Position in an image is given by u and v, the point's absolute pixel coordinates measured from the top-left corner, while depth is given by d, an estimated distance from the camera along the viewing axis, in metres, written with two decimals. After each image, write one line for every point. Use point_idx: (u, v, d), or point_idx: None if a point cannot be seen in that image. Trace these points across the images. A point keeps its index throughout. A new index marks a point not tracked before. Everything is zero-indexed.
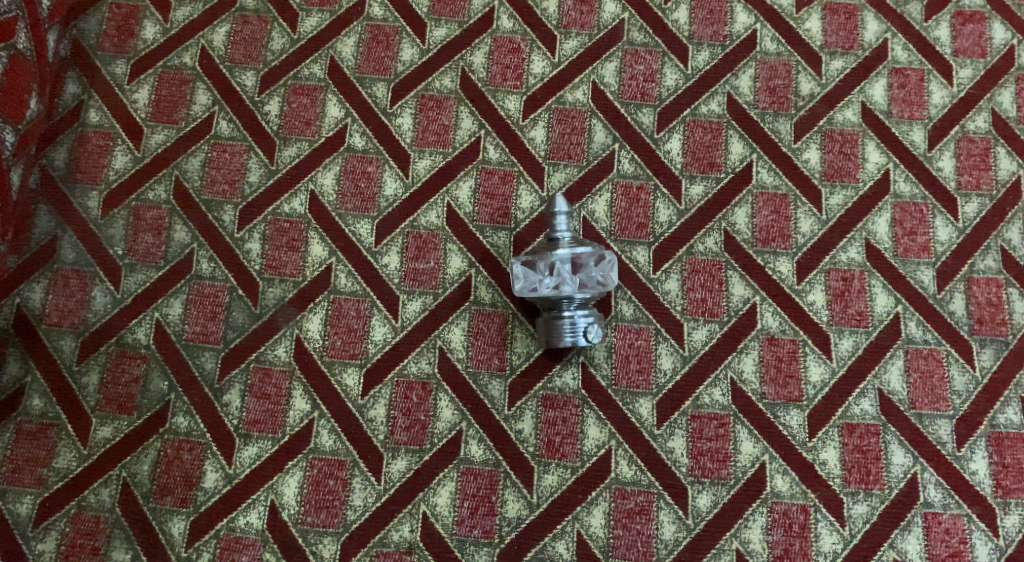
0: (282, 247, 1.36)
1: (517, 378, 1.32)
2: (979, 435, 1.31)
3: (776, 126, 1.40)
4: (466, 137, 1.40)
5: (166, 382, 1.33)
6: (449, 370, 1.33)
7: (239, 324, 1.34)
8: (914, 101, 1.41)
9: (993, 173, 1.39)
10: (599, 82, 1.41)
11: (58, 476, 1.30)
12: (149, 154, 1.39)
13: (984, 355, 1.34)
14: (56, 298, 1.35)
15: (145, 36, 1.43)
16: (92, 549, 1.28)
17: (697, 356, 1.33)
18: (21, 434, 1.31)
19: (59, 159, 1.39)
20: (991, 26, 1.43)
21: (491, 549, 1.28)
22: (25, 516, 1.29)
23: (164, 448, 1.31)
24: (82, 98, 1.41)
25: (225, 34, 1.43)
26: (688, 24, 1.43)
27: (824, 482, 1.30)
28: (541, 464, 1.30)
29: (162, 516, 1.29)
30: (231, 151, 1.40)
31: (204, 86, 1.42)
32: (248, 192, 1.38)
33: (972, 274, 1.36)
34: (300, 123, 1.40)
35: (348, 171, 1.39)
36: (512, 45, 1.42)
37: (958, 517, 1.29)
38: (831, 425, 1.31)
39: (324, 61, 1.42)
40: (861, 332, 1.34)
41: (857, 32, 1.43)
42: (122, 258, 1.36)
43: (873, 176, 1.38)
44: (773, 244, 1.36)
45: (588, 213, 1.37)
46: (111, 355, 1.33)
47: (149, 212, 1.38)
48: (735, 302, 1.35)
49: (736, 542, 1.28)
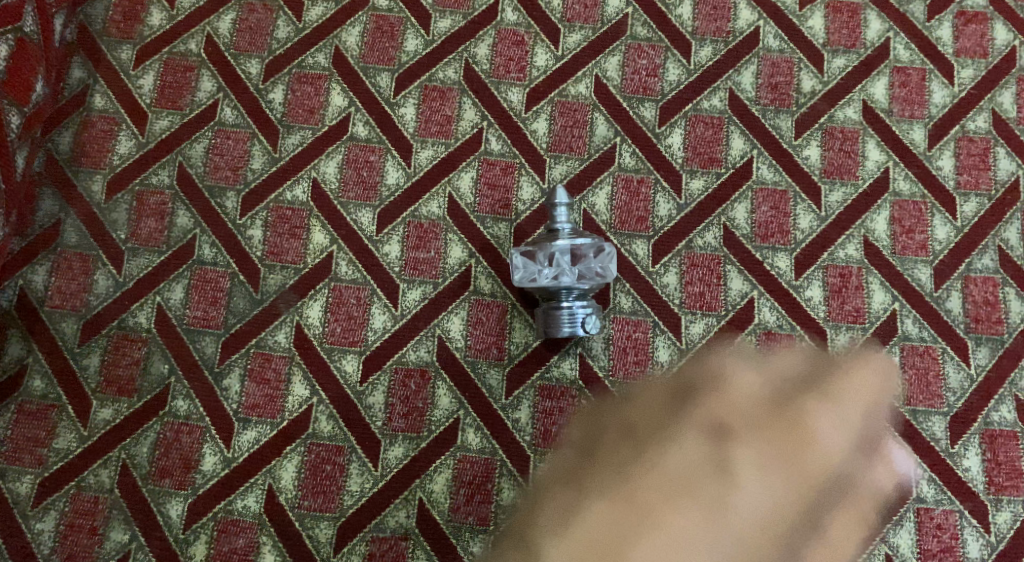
0: (284, 235, 1.37)
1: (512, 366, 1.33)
2: (973, 432, 1.32)
3: (778, 122, 1.41)
4: (468, 128, 1.40)
5: (166, 365, 1.34)
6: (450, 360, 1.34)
7: (241, 309, 1.35)
8: (915, 100, 1.42)
9: (992, 173, 1.39)
10: (601, 75, 1.42)
11: (58, 456, 1.31)
12: (154, 139, 1.41)
13: (979, 354, 1.34)
14: (58, 281, 1.36)
15: (151, 22, 1.44)
16: (90, 529, 1.29)
17: (694, 350, 1.34)
18: (22, 414, 1.32)
19: (64, 143, 1.40)
20: (993, 27, 1.44)
21: (486, 536, 1.29)
22: (25, 494, 1.30)
23: (164, 431, 1.32)
24: (87, 82, 1.42)
25: (231, 22, 1.44)
26: (691, 19, 1.44)
27: (817, 476, 1.31)
28: (538, 454, 1.31)
29: (160, 498, 1.30)
30: (235, 138, 1.40)
31: (210, 73, 1.43)
32: (251, 178, 1.39)
33: (970, 273, 1.36)
34: (304, 111, 1.41)
35: (350, 160, 1.40)
36: (516, 37, 1.43)
37: (950, 513, 1.30)
38: (826, 420, 1.32)
39: (328, 49, 1.43)
40: (858, 329, 1.35)
41: (859, 30, 1.44)
42: (125, 242, 1.37)
43: (873, 173, 1.39)
44: (772, 239, 1.37)
45: (588, 206, 1.38)
46: (113, 338, 1.34)
47: (153, 197, 1.39)
48: (733, 296, 1.35)
49: (730, 533, 1.29)
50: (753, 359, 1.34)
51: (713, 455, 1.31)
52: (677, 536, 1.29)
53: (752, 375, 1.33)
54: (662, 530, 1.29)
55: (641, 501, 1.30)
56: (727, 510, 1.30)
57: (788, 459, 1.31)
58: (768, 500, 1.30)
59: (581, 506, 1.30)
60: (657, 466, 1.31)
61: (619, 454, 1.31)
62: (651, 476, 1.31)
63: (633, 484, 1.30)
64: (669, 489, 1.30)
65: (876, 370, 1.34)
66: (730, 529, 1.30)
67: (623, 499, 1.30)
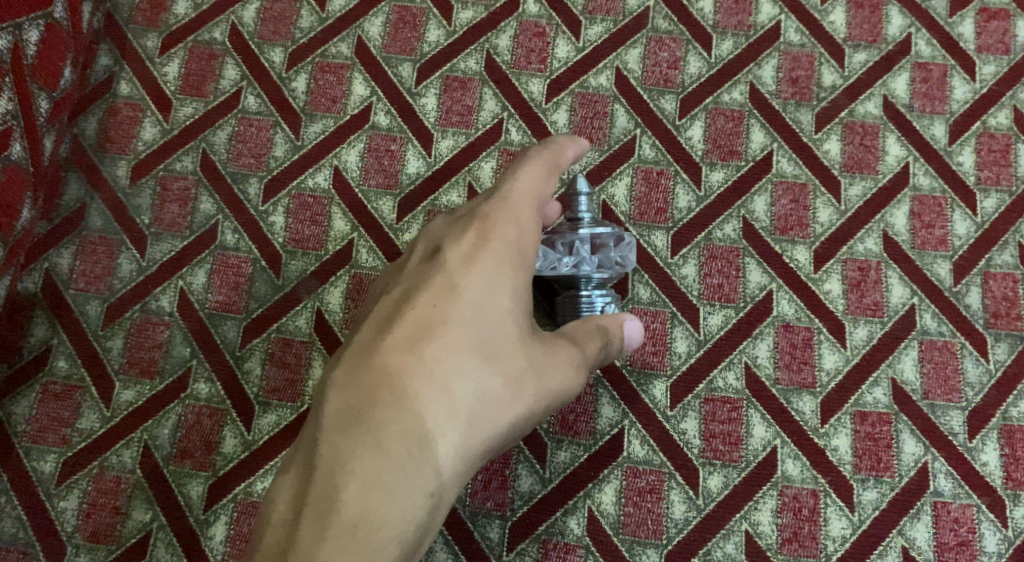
0: (306, 221, 1.38)
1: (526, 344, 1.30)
2: (991, 427, 1.32)
3: (798, 116, 1.41)
4: (489, 118, 1.41)
5: (188, 348, 1.35)
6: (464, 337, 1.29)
7: (262, 295, 1.36)
8: (936, 96, 1.42)
9: (1013, 169, 1.39)
10: (622, 68, 1.43)
11: (81, 437, 1.32)
12: (179, 126, 1.42)
13: (998, 349, 1.34)
14: (83, 264, 1.37)
15: (176, 11, 1.46)
16: (113, 508, 1.31)
17: (713, 341, 1.34)
18: (46, 395, 1.33)
19: (91, 129, 1.42)
20: (1015, 24, 1.44)
21: (503, 521, 1.30)
22: (48, 474, 1.31)
23: (185, 413, 1.33)
24: (114, 69, 1.44)
25: (255, 11, 1.46)
26: (713, 13, 1.45)
27: (834, 468, 1.31)
28: (554, 441, 1.32)
29: (182, 479, 1.31)
30: (258, 126, 1.42)
31: (234, 61, 1.44)
32: (274, 165, 1.40)
33: (989, 269, 1.36)
34: (326, 100, 1.42)
35: (372, 148, 1.41)
36: (537, 29, 1.44)
37: (967, 507, 1.30)
38: (844, 413, 1.32)
39: (351, 39, 1.45)
40: (877, 322, 1.35)
41: (881, 26, 1.44)
42: (149, 227, 1.39)
43: (893, 168, 1.39)
44: (791, 232, 1.37)
45: (608, 197, 1.39)
46: (136, 321, 1.36)
47: (176, 183, 1.40)
48: (752, 288, 1.36)
49: (746, 524, 1.29)
50: (551, 167, 1.18)
51: (427, 253, 1.15)
52: (498, 289, 1.09)
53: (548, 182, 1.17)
54: (458, 351, 1.05)
55: (461, 332, 1.06)
56: (509, 309, 1.09)
57: (515, 222, 1.14)
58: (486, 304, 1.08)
59: (389, 331, 1.06)
60: (473, 247, 1.12)
61: (452, 245, 1.13)
62: (471, 276, 1.10)
63: (437, 305, 1.07)
64: (484, 280, 1.09)
65: (540, 163, 1.18)
66: (501, 328, 1.08)
67: (426, 320, 1.06)
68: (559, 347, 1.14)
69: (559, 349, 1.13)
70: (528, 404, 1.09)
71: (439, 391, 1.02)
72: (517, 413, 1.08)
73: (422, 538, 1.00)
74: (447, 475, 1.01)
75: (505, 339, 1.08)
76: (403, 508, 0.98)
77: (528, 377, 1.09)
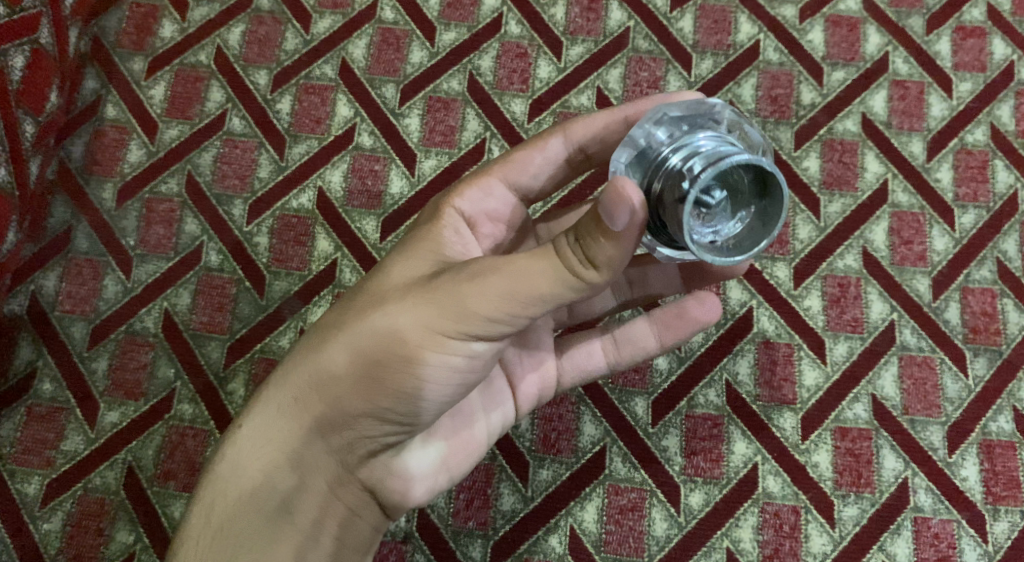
0: (289, 241, 1.39)
1: (667, 335, 1.18)
2: (971, 442, 1.33)
3: (777, 134, 1.42)
4: (471, 138, 1.42)
5: (172, 370, 1.36)
6: (581, 340, 1.18)
7: (245, 315, 1.37)
8: (913, 113, 1.43)
9: (991, 185, 1.41)
10: (603, 87, 1.44)
11: (66, 458, 1.33)
12: (164, 148, 1.44)
13: (978, 364, 1.35)
14: (68, 286, 1.38)
15: (163, 34, 1.47)
16: (96, 529, 1.31)
17: (694, 357, 1.35)
18: (31, 417, 1.34)
19: (76, 152, 1.43)
20: (991, 41, 1.46)
21: (485, 540, 1.31)
22: (33, 496, 1.32)
23: (169, 434, 1.34)
24: (101, 92, 1.45)
25: (240, 34, 1.47)
26: (693, 33, 1.46)
27: (815, 485, 1.32)
28: (536, 459, 1.33)
29: (165, 499, 1.32)
30: (243, 147, 1.43)
31: (219, 84, 1.46)
32: (258, 187, 1.42)
33: (968, 284, 1.37)
34: (310, 121, 1.44)
35: (356, 169, 1.42)
36: (519, 50, 1.46)
37: (947, 522, 1.31)
38: (825, 429, 1.33)
39: (335, 61, 1.46)
40: (857, 339, 1.36)
41: (858, 44, 1.46)
42: (134, 248, 1.40)
43: (872, 185, 1.41)
44: (772, 249, 1.38)
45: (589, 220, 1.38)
46: (121, 343, 1.37)
47: (161, 205, 1.41)
48: (732, 305, 1.37)
49: (727, 541, 1.30)
50: (545, 135, 1.12)
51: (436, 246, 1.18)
52: (401, 249, 1.07)
53: (526, 151, 1.12)
54: (337, 305, 1.07)
55: (346, 295, 1.07)
56: (400, 260, 1.06)
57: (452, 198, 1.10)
58: (381, 263, 1.07)
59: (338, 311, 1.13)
60: (419, 221, 1.12)
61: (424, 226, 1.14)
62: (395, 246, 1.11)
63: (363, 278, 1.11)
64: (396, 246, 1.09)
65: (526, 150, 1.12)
66: (379, 282, 1.05)
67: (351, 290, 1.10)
68: (450, 272, 1.00)
69: (450, 274, 1.00)
70: (378, 340, 1.01)
71: (304, 354, 1.05)
72: (366, 355, 1.01)
73: (252, 496, 1.06)
74: (292, 422, 1.05)
75: (384, 288, 1.04)
76: (246, 451, 1.06)
77: (382, 314, 1.01)
